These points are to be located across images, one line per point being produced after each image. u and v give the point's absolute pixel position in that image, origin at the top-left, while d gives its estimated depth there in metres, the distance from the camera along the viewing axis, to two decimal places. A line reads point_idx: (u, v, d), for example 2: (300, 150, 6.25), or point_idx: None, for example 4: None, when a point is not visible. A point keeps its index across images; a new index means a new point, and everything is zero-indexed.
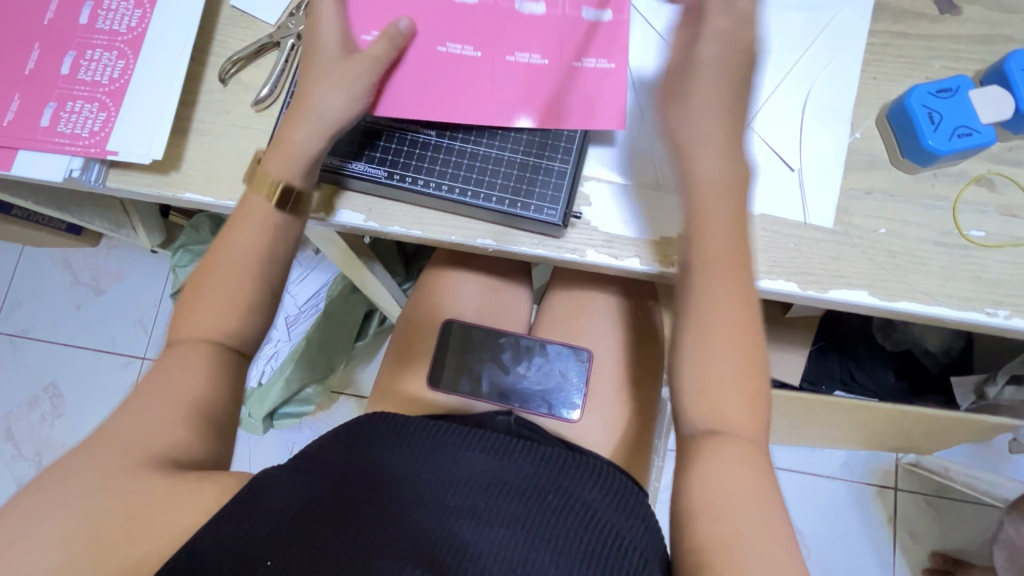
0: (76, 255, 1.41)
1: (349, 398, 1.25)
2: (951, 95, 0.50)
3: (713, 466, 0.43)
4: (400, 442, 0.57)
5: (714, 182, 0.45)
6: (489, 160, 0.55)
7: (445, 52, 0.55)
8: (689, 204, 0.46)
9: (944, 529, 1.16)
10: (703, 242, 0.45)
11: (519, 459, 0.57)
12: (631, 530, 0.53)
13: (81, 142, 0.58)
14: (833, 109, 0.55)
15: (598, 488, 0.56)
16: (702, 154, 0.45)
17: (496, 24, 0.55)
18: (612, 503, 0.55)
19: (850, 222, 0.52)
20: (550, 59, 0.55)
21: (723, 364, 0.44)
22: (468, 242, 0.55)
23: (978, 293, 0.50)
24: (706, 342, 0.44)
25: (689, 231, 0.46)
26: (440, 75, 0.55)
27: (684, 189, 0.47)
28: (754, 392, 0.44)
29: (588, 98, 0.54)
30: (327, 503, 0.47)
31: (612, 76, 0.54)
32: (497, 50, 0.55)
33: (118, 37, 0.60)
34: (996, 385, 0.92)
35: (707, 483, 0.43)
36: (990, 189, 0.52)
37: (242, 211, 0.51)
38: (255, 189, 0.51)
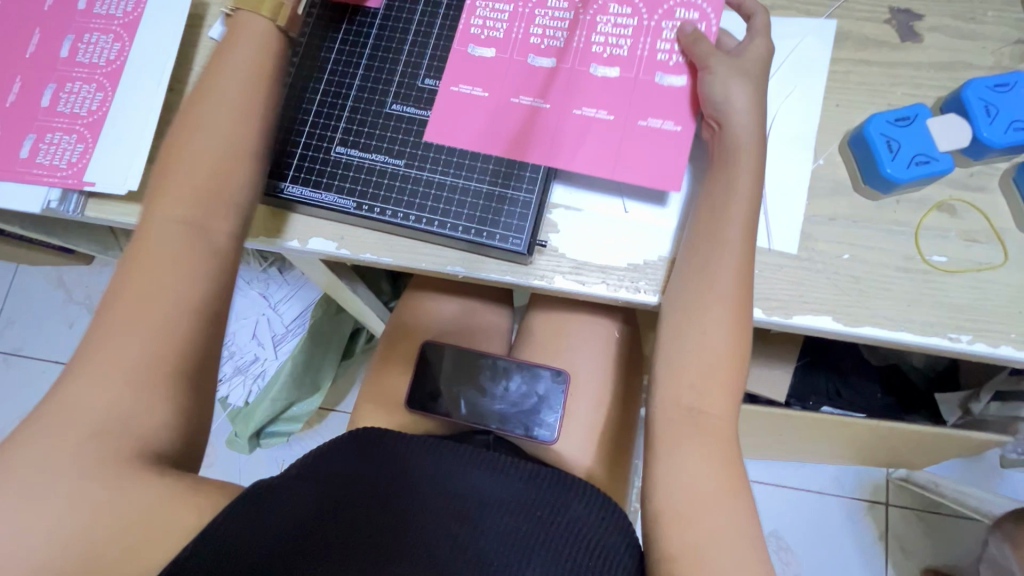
0: (69, 272, 1.43)
1: (338, 415, 1.25)
2: (910, 123, 0.51)
3: (685, 467, 0.47)
4: (389, 456, 0.56)
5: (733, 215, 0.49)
6: (456, 189, 0.56)
7: (517, 102, 0.56)
8: (700, 230, 0.51)
9: (935, 544, 1.16)
10: (711, 264, 0.49)
11: (509, 475, 0.56)
12: (613, 541, 0.53)
13: (59, 173, 0.59)
14: (797, 135, 0.55)
15: (587, 503, 0.55)
16: (731, 191, 0.50)
17: (569, 79, 0.56)
18: (598, 520, 0.54)
19: (813, 247, 0.53)
20: (615, 117, 0.54)
21: (709, 388, 0.48)
22: (438, 269, 0.56)
23: (942, 318, 0.51)
24: (705, 361, 0.48)
25: (699, 259, 0.50)
26: (504, 120, 0.56)
27: (709, 216, 0.51)
28: (732, 399, 0.48)
29: (637, 157, 0.53)
30: (312, 525, 0.47)
31: (670, 139, 0.53)
32: (563, 103, 0.55)
33: (97, 69, 0.61)
34: (980, 401, 0.93)
35: (683, 485, 0.46)
36: (952, 215, 0.53)
37: (230, 34, 0.51)
38: (240, 4, 0.50)
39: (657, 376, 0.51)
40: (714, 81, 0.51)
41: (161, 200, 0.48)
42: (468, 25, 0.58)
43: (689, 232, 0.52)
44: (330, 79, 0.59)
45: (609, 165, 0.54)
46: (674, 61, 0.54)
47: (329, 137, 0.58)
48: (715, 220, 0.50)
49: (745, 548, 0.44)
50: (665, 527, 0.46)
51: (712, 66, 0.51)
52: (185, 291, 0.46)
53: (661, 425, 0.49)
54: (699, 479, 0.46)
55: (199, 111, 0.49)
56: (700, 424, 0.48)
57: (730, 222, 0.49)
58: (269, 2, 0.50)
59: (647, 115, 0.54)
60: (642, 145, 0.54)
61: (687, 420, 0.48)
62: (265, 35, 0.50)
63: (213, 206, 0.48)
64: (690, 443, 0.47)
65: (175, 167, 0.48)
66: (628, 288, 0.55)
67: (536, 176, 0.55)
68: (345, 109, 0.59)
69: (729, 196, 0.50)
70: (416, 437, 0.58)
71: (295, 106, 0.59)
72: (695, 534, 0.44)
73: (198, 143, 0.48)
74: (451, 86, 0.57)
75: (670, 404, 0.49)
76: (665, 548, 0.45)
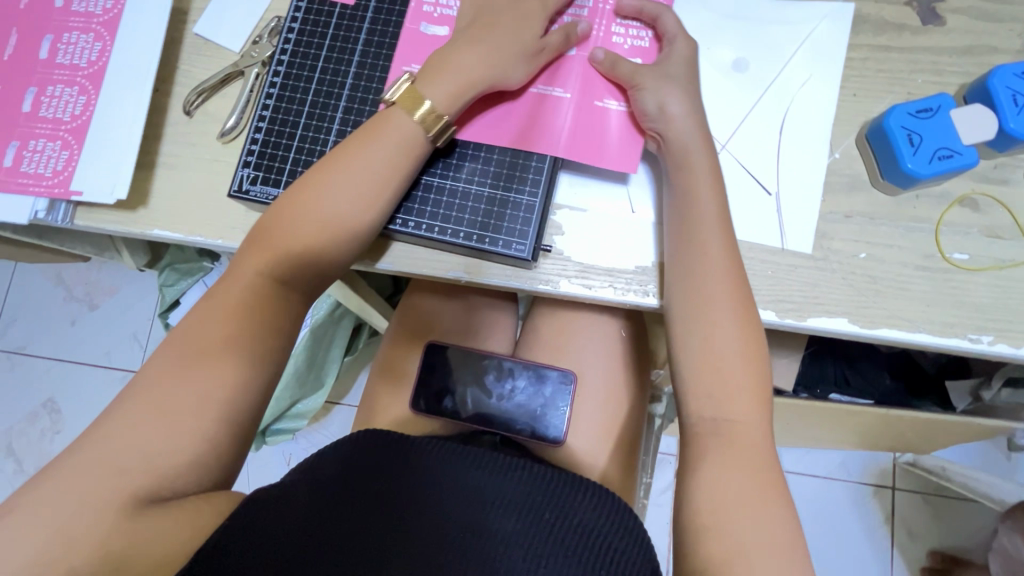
0: (68, 270, 1.41)
1: (343, 408, 1.24)
2: (931, 115, 0.49)
3: (706, 480, 0.45)
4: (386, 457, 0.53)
5: (705, 213, 0.49)
6: (456, 194, 0.54)
7: None
8: (687, 223, 0.49)
9: (941, 527, 1.16)
10: (694, 260, 0.49)
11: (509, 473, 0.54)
12: (622, 541, 0.51)
13: (45, 182, 0.57)
14: (812, 127, 0.53)
15: (594, 506, 0.53)
16: (692, 198, 0.49)
17: None
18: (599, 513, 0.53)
19: (829, 247, 0.51)
20: (573, 96, 0.54)
21: (731, 394, 0.46)
22: (438, 275, 0.54)
23: (962, 318, 0.49)
24: (714, 368, 0.47)
25: (679, 258, 0.50)
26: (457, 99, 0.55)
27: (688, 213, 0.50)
28: (752, 407, 0.46)
29: (587, 140, 0.53)
30: (320, 532, 0.45)
31: (620, 123, 0.53)
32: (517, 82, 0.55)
33: (78, 71, 0.59)
34: (991, 388, 0.89)
35: (712, 493, 0.44)
36: (974, 210, 0.51)
37: (376, 126, 0.51)
38: (400, 101, 0.51)
39: (677, 388, 0.49)
40: (644, 95, 0.51)
41: (246, 251, 0.49)
42: (421, 4, 0.57)
43: (669, 229, 0.51)
44: (322, 78, 0.57)
45: (558, 146, 0.53)
46: (630, 45, 0.54)
47: (323, 138, 0.56)
48: (687, 220, 0.49)
49: (780, 557, 0.41)
50: (691, 532, 0.44)
51: (642, 82, 0.51)
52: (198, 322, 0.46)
53: (692, 438, 0.48)
54: (729, 488, 0.44)
55: (314, 189, 0.49)
56: (725, 432, 0.46)
57: (705, 219, 0.49)
58: (425, 110, 0.50)
59: (598, 96, 0.54)
60: (590, 133, 0.53)
61: (711, 430, 0.47)
62: (410, 138, 0.50)
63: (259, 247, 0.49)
64: (713, 450, 0.46)
65: (272, 229, 0.49)
66: (637, 292, 0.53)
67: (539, 179, 0.53)
68: (339, 108, 0.57)
69: (695, 193, 0.49)
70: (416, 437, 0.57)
71: (286, 107, 0.57)
72: (730, 542, 0.42)
73: (307, 217, 0.49)
74: (403, 65, 0.57)
75: (691, 416, 0.48)
76: (692, 558, 0.43)
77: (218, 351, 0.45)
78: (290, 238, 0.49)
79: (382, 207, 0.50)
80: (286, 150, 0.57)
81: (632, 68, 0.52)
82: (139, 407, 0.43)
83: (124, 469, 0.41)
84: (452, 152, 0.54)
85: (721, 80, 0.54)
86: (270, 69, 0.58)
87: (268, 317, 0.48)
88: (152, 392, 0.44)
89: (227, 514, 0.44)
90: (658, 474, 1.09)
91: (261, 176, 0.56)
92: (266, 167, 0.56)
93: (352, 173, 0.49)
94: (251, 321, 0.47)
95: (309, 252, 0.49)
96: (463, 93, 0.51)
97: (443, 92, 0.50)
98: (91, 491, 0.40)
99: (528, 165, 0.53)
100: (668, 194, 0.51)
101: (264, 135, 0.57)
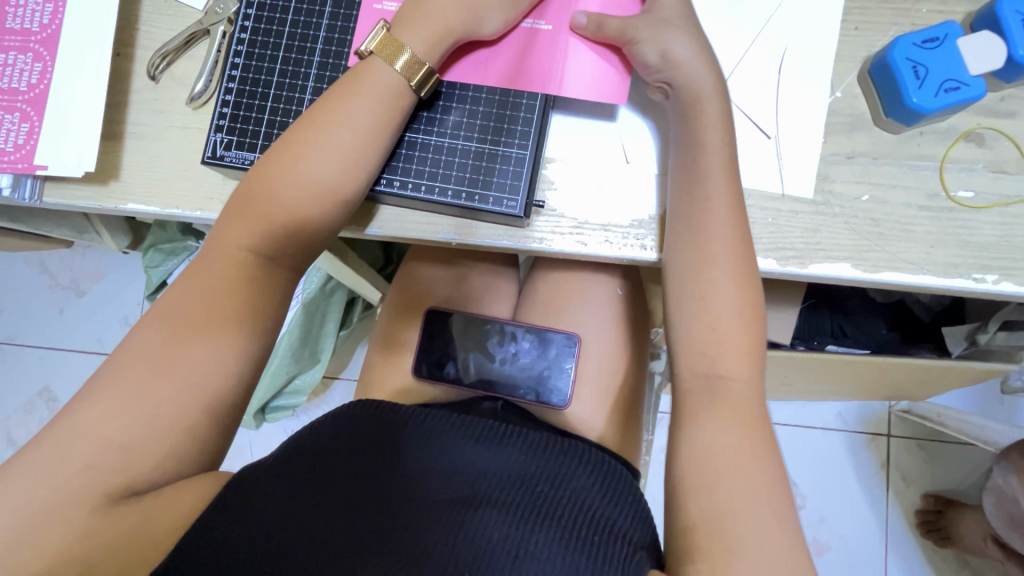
0: (50, 257, 1.37)
1: (343, 382, 1.23)
2: (937, 45, 0.46)
3: (710, 437, 0.44)
4: (385, 435, 0.52)
5: (708, 173, 0.47)
6: (445, 149, 0.51)
7: None
8: (688, 180, 0.48)
9: (934, 470, 1.18)
10: (699, 224, 0.47)
11: (509, 446, 0.53)
12: (619, 515, 0.49)
13: (6, 157, 0.54)
14: (811, 65, 0.51)
15: (589, 476, 0.52)
16: (698, 151, 0.47)
17: None
18: (598, 490, 0.52)
19: (830, 190, 0.49)
20: (560, 28, 0.50)
21: (731, 349, 0.45)
22: (429, 238, 0.53)
23: (966, 258, 0.48)
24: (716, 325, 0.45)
25: (684, 218, 0.48)
26: None
27: (688, 168, 0.48)
28: (754, 359, 0.46)
29: (581, 76, 0.50)
30: (315, 512, 0.44)
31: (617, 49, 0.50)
32: None
33: (31, 36, 0.55)
34: (987, 332, 0.87)
35: (715, 445, 0.43)
36: (980, 145, 0.49)
37: (357, 75, 0.48)
38: (377, 50, 0.48)
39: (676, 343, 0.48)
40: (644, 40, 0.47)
41: (224, 224, 0.47)
42: None
43: (673, 180, 0.49)
44: (293, 31, 0.54)
45: (550, 84, 0.50)
46: None
47: (298, 97, 0.53)
48: (689, 175, 0.47)
49: (781, 503, 0.41)
50: (680, 487, 0.43)
51: (635, 34, 0.47)
52: (183, 298, 0.45)
53: (690, 395, 0.47)
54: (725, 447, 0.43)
55: (294, 155, 0.46)
56: (724, 387, 0.45)
57: (711, 175, 0.47)
58: (406, 59, 0.47)
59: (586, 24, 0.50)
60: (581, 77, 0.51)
61: (710, 389, 0.46)
62: (394, 90, 0.48)
63: (234, 222, 0.47)
64: (711, 411, 0.45)
65: (254, 200, 0.47)
66: (635, 246, 0.51)
67: (529, 130, 0.51)
68: (313, 63, 0.54)
69: (699, 148, 0.47)
70: (415, 410, 0.56)
71: (257, 65, 0.54)
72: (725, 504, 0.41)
73: (288, 185, 0.46)
74: (376, 3, 0.53)
75: (690, 370, 0.47)
76: (686, 520, 0.42)
77: (196, 328, 0.44)
78: (273, 210, 0.46)
79: (369, 167, 0.48)
80: (260, 111, 0.54)
81: (621, 19, 0.48)
82: (118, 388, 0.42)
83: (115, 448, 0.40)
84: (436, 103, 0.52)
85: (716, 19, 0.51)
86: (237, 25, 0.55)
87: (253, 288, 0.46)
88: (136, 369, 0.42)
89: (217, 493, 0.43)
90: (658, 431, 1.10)
91: (236, 141, 0.53)
92: (240, 130, 0.53)
93: (335, 132, 0.47)
94: (232, 296, 0.45)
95: (291, 221, 0.47)
96: (442, 43, 0.48)
97: (424, 38, 0.48)
98: (75, 475, 0.39)
99: (516, 113, 0.51)
100: (673, 151, 0.49)
101: (236, 96, 0.54)
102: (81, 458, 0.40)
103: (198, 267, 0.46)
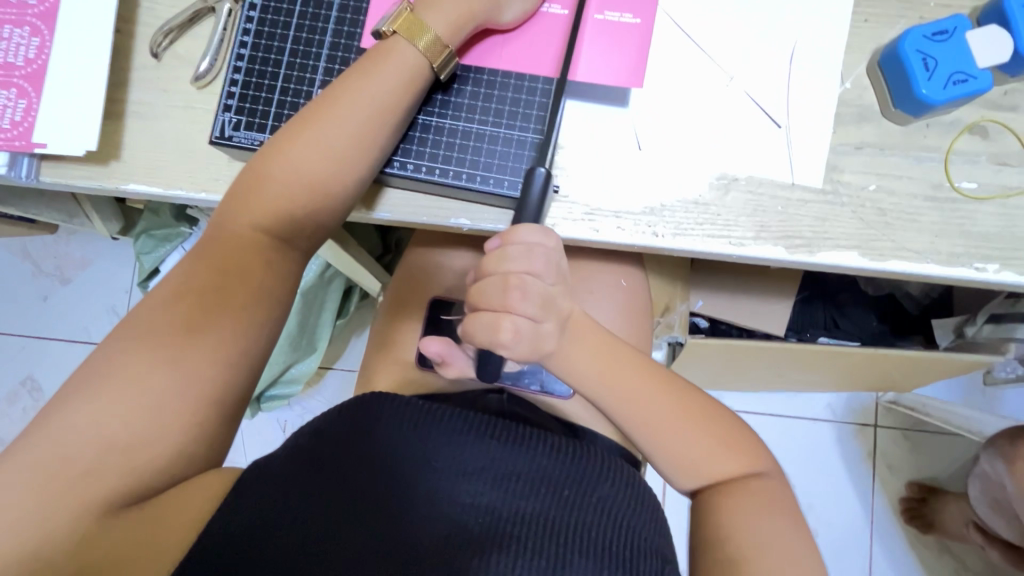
0: (33, 243, 1.33)
1: (338, 373, 1.22)
2: (946, 38, 0.47)
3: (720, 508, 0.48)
4: (396, 436, 0.49)
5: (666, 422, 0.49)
6: (461, 133, 0.52)
7: None
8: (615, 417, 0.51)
9: (919, 459, 1.22)
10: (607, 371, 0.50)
11: (532, 450, 0.50)
12: (641, 526, 0.48)
13: (2, 135, 0.52)
14: (823, 57, 0.51)
15: (613, 484, 0.50)
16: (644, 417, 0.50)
17: None
18: (621, 498, 0.49)
19: (838, 179, 0.50)
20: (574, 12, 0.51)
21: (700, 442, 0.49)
22: (439, 222, 0.52)
23: (968, 248, 0.49)
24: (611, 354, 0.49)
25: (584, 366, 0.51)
26: None
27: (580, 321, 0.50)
28: None
29: (597, 60, 0.50)
30: (335, 534, 0.41)
31: (632, 36, 0.50)
32: None
33: (28, 10, 0.53)
34: (975, 324, 0.90)
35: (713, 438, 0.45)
36: (983, 137, 0.50)
37: (377, 55, 0.47)
38: (400, 30, 0.48)
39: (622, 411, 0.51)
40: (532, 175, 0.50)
41: (234, 203, 0.46)
42: None
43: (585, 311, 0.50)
44: (305, 11, 0.54)
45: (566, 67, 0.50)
46: None
47: (309, 78, 0.53)
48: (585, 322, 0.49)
49: None
50: None
51: None
52: (191, 280, 0.44)
53: None
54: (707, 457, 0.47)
55: (311, 136, 0.46)
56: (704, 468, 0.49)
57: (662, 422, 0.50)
58: (428, 39, 0.47)
59: (604, 9, 0.51)
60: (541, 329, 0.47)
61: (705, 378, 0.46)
62: (412, 71, 0.48)
63: (244, 203, 0.46)
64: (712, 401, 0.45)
65: (267, 179, 0.46)
66: (646, 233, 0.51)
67: (544, 115, 0.51)
68: (325, 44, 0.53)
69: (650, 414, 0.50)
70: (432, 406, 0.52)
71: (267, 45, 0.54)
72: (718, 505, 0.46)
73: (302, 165, 0.45)
74: None
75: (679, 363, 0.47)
76: None
77: (205, 311, 0.43)
78: (285, 190, 0.45)
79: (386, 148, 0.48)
80: (270, 92, 0.53)
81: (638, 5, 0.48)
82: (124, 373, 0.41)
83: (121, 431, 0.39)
84: (452, 86, 0.52)
85: (729, 8, 0.52)
86: (246, 3, 0.54)
87: (263, 270, 0.45)
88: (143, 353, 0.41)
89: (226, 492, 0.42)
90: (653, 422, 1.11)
91: (245, 121, 0.52)
92: (249, 111, 0.53)
93: (354, 112, 0.46)
94: (241, 277, 0.44)
95: (303, 202, 0.46)
96: (463, 26, 0.48)
97: (445, 20, 0.48)
98: (82, 461, 0.38)
99: (531, 98, 0.51)
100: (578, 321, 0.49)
101: (245, 76, 0.53)
102: (90, 441, 0.39)
103: (207, 249, 0.45)
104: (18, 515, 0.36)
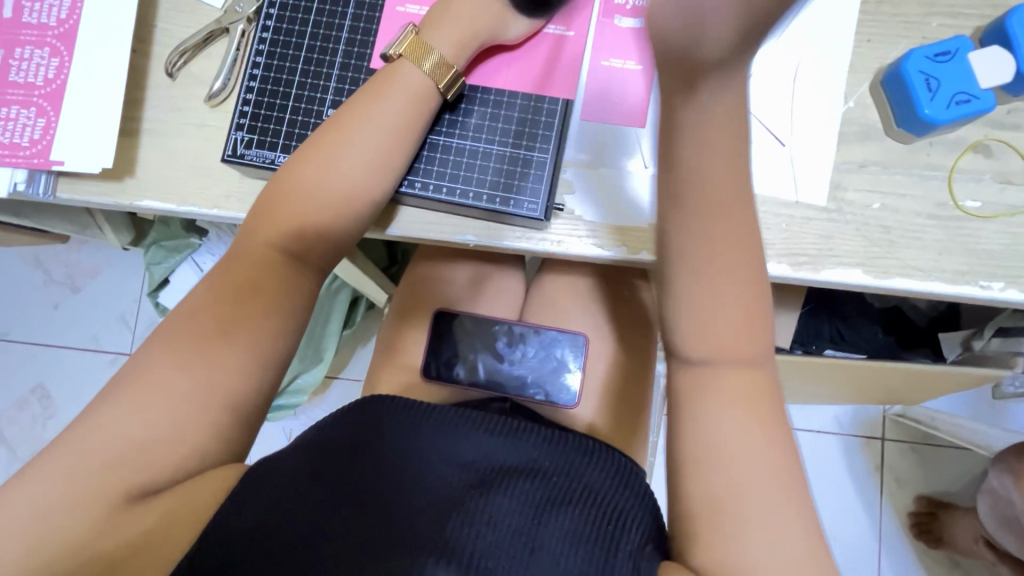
0: (46, 253, 1.35)
1: (343, 382, 1.23)
2: (949, 58, 0.48)
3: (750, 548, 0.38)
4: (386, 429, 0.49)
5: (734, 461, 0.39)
6: (469, 153, 0.52)
7: None
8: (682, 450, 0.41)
9: (928, 473, 1.20)
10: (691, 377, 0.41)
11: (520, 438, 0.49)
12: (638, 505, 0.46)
13: (22, 152, 0.53)
14: (826, 76, 0.52)
15: (604, 470, 0.49)
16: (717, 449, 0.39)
17: None
18: (614, 482, 0.48)
19: (842, 197, 0.50)
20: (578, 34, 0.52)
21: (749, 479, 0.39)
22: (448, 239, 0.53)
23: (973, 265, 0.49)
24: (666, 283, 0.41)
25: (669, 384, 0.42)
26: None
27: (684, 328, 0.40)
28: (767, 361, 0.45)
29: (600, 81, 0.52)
30: (321, 517, 0.41)
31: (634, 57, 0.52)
32: None
33: (48, 31, 0.54)
34: (982, 337, 0.91)
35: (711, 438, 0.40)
36: (987, 156, 0.50)
37: (387, 76, 0.49)
38: (406, 53, 0.48)
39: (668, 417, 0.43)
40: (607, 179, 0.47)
41: (248, 223, 0.47)
42: None
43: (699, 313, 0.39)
44: (315, 31, 0.55)
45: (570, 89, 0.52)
46: None
47: (319, 98, 0.54)
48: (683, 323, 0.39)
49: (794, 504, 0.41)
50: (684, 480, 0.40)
51: None
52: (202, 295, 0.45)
53: None
54: (720, 411, 0.40)
55: (321, 156, 0.47)
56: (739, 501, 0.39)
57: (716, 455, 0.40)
58: (435, 60, 0.48)
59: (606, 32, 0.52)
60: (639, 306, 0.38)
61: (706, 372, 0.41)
62: (421, 92, 0.48)
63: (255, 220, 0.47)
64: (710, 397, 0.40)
65: (279, 198, 0.47)
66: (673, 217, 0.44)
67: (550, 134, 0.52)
68: (335, 64, 0.54)
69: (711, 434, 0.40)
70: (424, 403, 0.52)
71: (279, 65, 0.55)
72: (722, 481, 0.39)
73: (313, 184, 0.46)
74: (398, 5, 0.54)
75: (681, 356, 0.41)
76: None
77: (216, 327, 0.43)
78: (296, 208, 0.46)
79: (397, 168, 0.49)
80: (281, 111, 0.54)
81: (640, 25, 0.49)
82: (137, 386, 0.41)
83: (133, 446, 0.40)
84: (459, 106, 0.53)
85: None
86: (259, 24, 0.55)
87: (271, 285, 0.46)
88: (154, 367, 0.42)
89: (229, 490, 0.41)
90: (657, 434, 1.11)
91: (256, 139, 0.53)
92: (260, 129, 0.54)
93: (365, 131, 0.47)
94: (250, 293, 0.45)
95: (313, 218, 0.46)
96: (467, 47, 0.50)
97: (451, 42, 0.49)
98: (93, 475, 0.39)
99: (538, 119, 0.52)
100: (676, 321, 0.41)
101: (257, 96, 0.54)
102: (102, 456, 0.39)
103: (219, 265, 0.46)
104: (32, 529, 0.37)
